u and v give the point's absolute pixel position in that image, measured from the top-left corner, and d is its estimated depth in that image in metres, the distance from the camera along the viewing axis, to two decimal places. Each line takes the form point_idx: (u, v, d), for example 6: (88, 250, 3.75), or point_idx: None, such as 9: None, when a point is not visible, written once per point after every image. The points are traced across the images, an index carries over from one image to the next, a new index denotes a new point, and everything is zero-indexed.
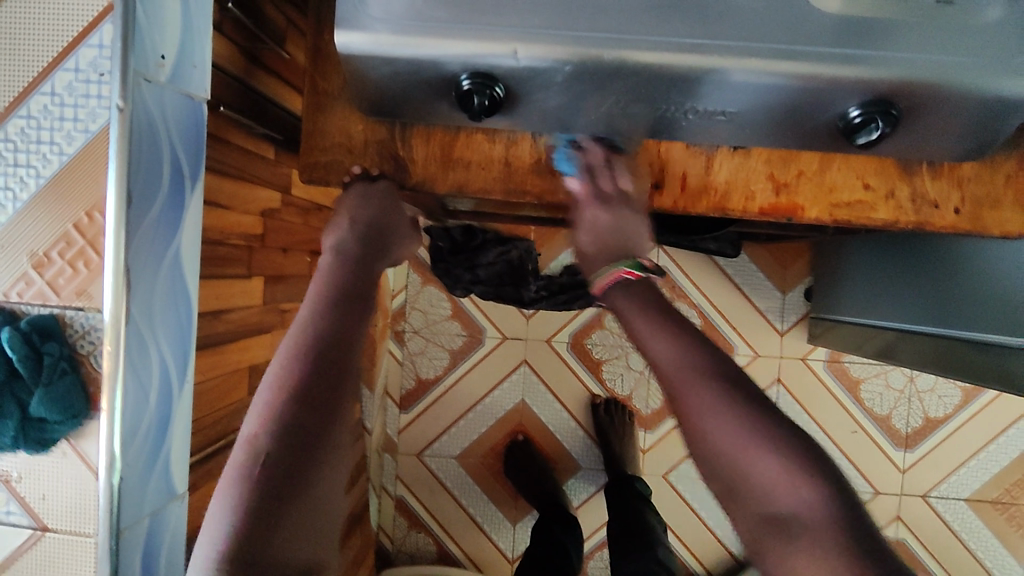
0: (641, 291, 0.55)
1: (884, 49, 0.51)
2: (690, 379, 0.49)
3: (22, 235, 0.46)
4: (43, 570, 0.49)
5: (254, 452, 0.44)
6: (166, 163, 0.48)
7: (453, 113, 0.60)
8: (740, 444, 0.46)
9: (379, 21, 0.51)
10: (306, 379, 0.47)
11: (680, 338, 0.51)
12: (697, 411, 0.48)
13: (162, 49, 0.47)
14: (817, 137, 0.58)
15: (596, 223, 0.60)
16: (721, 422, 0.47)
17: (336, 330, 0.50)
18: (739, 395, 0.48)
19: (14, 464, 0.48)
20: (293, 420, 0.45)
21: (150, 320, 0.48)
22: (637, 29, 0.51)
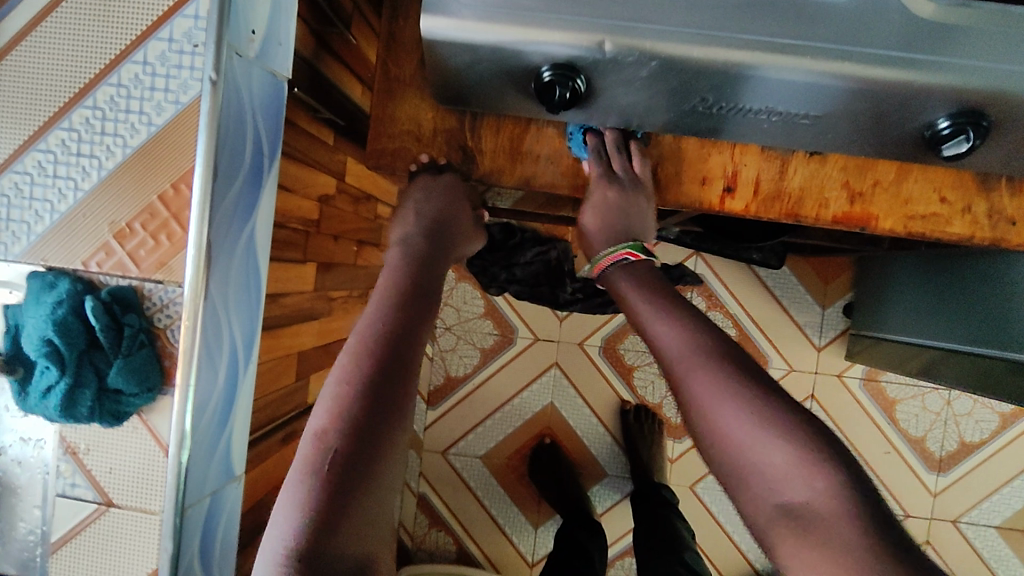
0: (642, 272, 0.59)
1: (976, 57, 0.49)
2: (690, 356, 0.49)
3: (105, 205, 0.47)
4: (104, 543, 0.49)
5: (324, 447, 0.42)
6: (249, 139, 0.48)
7: (524, 104, 0.59)
8: (738, 423, 0.46)
9: (466, 7, 0.51)
10: (372, 376, 0.46)
11: (686, 325, 0.52)
12: (698, 387, 0.48)
13: (253, 24, 0.46)
14: (900, 146, 0.57)
15: (604, 204, 0.62)
16: (722, 399, 0.47)
17: (401, 330, 0.50)
18: (744, 376, 0.48)
19: (83, 436, 0.49)
20: (362, 417, 0.44)
21: (226, 298, 0.48)
22: (725, 26, 0.50)
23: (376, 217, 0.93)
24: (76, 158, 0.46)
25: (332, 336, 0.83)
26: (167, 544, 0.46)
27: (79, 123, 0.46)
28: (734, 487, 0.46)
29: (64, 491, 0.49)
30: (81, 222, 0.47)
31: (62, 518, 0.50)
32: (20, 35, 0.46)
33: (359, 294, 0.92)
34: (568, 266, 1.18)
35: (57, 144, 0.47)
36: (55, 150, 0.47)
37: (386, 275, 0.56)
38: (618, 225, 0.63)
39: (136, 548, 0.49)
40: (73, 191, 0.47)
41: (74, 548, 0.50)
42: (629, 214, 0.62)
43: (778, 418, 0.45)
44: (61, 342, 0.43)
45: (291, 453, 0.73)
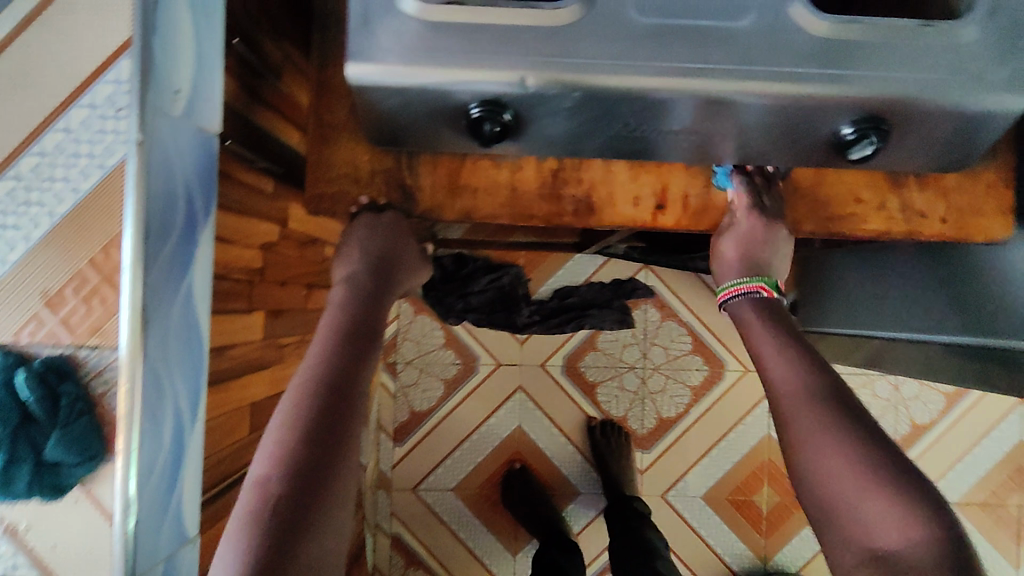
0: (772, 308, 0.62)
1: (871, 71, 0.53)
2: (797, 400, 0.52)
3: None
4: None
5: (266, 494, 0.43)
6: (180, 196, 0.48)
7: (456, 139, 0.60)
8: (835, 464, 0.47)
9: (390, 52, 0.52)
10: (314, 418, 0.47)
11: (798, 362, 0.54)
12: (800, 427, 0.50)
13: (178, 83, 0.46)
14: (812, 153, 0.61)
15: (749, 236, 0.63)
16: (825, 439, 0.48)
17: (343, 371, 0.51)
18: (849, 421, 0.49)
19: None
20: (304, 460, 0.44)
21: (166, 357, 0.47)
22: (639, 54, 0.53)
23: (324, 259, 0.93)
24: None
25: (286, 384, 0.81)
26: None
27: None
28: (825, 533, 0.47)
29: None
30: None
31: None
32: None
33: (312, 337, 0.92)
34: (522, 291, 1.22)
35: None
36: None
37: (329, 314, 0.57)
38: (756, 256, 0.64)
39: None
40: None
41: None
42: (773, 246, 0.64)
43: (880, 467, 0.46)
44: None
45: None
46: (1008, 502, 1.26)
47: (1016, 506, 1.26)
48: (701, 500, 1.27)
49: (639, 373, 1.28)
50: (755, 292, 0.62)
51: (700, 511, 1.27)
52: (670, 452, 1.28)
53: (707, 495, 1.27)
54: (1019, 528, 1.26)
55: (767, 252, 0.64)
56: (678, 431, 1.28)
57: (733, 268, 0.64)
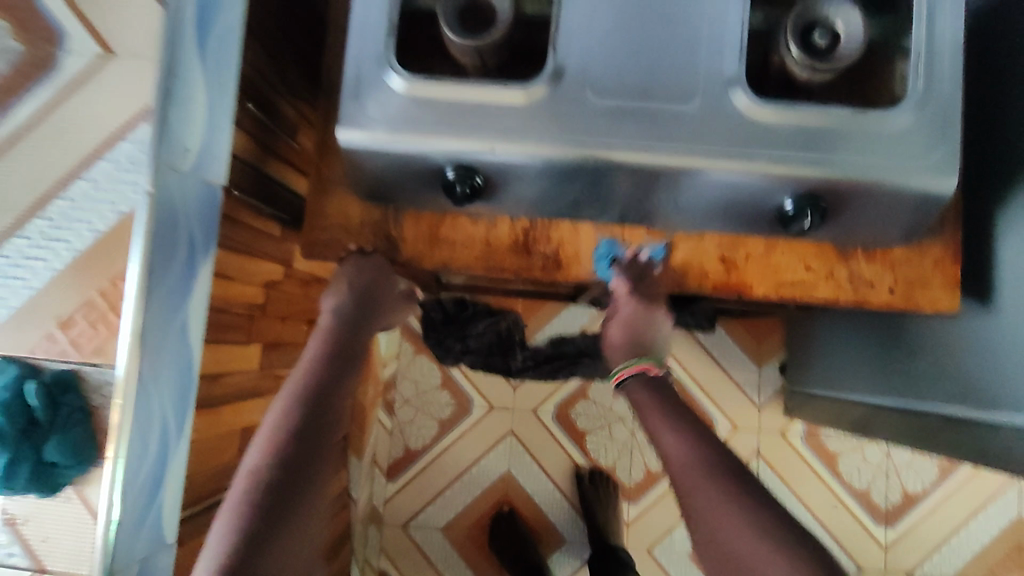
0: (659, 387, 0.66)
1: (826, 151, 0.58)
2: (694, 475, 0.56)
3: None
4: None
5: (252, 481, 0.57)
6: (183, 237, 0.55)
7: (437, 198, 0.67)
8: (715, 518, 0.54)
9: (376, 121, 0.60)
10: (296, 425, 0.61)
11: (690, 438, 0.59)
12: (687, 489, 0.56)
13: (188, 142, 0.55)
14: (763, 223, 0.65)
15: (626, 319, 0.69)
16: (706, 497, 0.55)
17: (322, 393, 0.65)
18: (737, 491, 0.55)
19: None
20: (285, 456, 0.59)
21: (157, 378, 0.53)
22: (596, 130, 0.59)
23: None
24: None
25: None
26: None
27: None
28: None
29: None
30: None
31: None
32: None
33: None
34: (519, 336, 1.29)
35: None
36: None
37: (308, 355, 0.68)
38: (637, 335, 0.69)
39: None
40: None
41: None
42: (650, 325, 0.70)
43: (776, 533, 0.52)
44: None
45: None
46: None
47: None
48: (687, 556, 1.27)
49: (629, 424, 1.30)
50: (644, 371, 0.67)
51: (686, 568, 1.27)
52: (657, 506, 1.28)
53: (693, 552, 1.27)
54: None
55: (652, 330, 0.70)
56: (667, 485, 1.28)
57: (620, 350, 0.70)
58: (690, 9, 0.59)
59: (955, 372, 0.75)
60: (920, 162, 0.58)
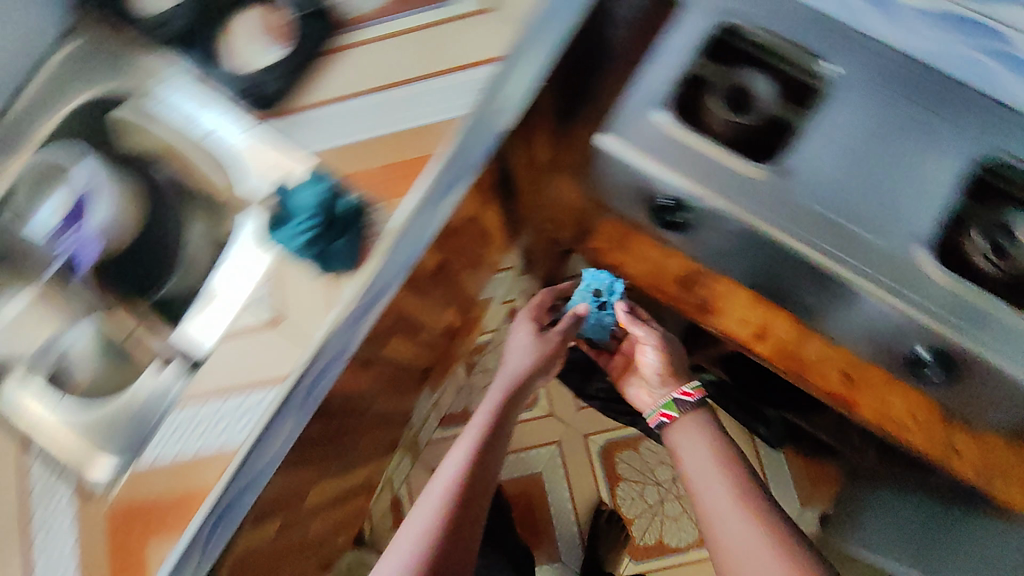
0: (704, 420, 0.83)
1: (981, 334, 0.65)
2: (709, 486, 0.75)
3: (368, 150, 0.69)
4: (255, 352, 0.66)
5: (429, 542, 0.72)
6: (477, 149, 0.69)
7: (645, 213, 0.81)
8: (718, 505, 0.73)
9: (631, 139, 0.75)
10: (468, 484, 0.78)
11: (721, 459, 0.77)
12: (700, 486, 0.76)
13: (511, 88, 0.69)
14: (892, 360, 0.75)
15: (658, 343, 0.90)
16: (716, 488, 0.74)
17: (485, 461, 0.81)
18: (749, 497, 0.73)
19: (285, 274, 0.67)
20: (458, 516, 0.75)
21: (409, 239, 0.67)
22: (798, 224, 0.70)
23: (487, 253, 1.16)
24: (364, 121, 0.70)
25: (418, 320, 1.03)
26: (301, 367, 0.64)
27: (380, 101, 0.71)
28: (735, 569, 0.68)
29: (253, 305, 0.67)
30: (347, 156, 0.70)
31: (239, 321, 0.67)
32: (377, 38, 0.72)
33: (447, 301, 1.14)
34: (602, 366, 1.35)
35: (360, 108, 0.71)
36: (366, 106, 0.71)
37: (485, 411, 0.87)
38: (673, 356, 0.91)
39: (273, 364, 0.65)
40: (350, 137, 0.70)
41: (233, 344, 0.66)
42: (676, 345, 0.92)
43: (775, 533, 0.69)
44: (319, 207, 0.64)
45: None
46: None
47: None
48: None
49: (662, 491, 1.37)
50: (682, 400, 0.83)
51: None
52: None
53: None
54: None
55: (674, 346, 0.92)
56: (669, 562, 1.35)
57: (652, 371, 0.90)
58: (916, 171, 0.69)
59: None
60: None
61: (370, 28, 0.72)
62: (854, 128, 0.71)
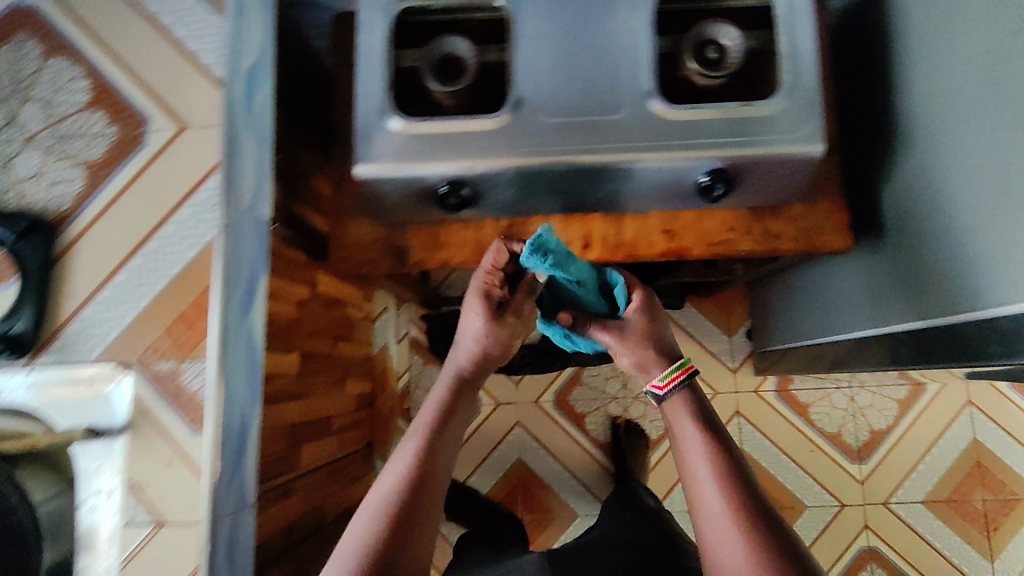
0: (693, 395, 0.75)
1: (722, 138, 0.76)
2: (705, 484, 0.66)
3: (141, 327, 0.82)
4: (153, 553, 0.78)
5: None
6: (246, 263, 0.72)
7: (699, 149, 0.76)
8: (718, 536, 0.62)
9: (385, 155, 0.78)
10: (388, 537, 0.61)
11: (703, 425, 0.72)
12: (695, 483, 0.67)
13: (246, 187, 0.72)
14: (684, 198, 0.83)
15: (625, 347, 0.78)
16: (704, 480, 0.67)
17: (413, 490, 0.67)
18: (730, 476, 0.66)
19: (140, 475, 0.80)
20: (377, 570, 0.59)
21: (235, 372, 0.70)
22: (548, 143, 0.78)
23: (344, 317, 1.20)
24: (121, 293, 0.83)
25: (315, 414, 1.05)
26: (203, 545, 0.67)
27: (131, 265, 0.83)
28: None
29: (131, 521, 0.79)
30: (138, 328, 0.82)
31: (128, 542, 0.79)
32: (98, 213, 0.83)
33: (335, 380, 1.16)
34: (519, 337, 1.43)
35: (117, 280, 0.83)
36: (124, 280, 0.83)
37: (405, 456, 0.71)
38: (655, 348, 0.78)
39: (183, 556, 0.78)
40: (122, 313, 0.82)
41: (147, 553, 0.79)
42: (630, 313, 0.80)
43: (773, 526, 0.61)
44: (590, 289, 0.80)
45: (292, 506, 0.92)
46: (973, 497, 1.38)
47: (981, 501, 1.38)
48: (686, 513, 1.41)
49: (622, 403, 1.46)
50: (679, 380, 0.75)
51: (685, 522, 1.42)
52: (665, 460, 1.43)
53: None
54: (986, 521, 1.37)
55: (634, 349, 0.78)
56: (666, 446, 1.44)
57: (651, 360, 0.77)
58: (609, 32, 0.78)
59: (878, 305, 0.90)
60: (801, 127, 0.75)
61: (85, 210, 0.83)
62: (553, 31, 0.79)
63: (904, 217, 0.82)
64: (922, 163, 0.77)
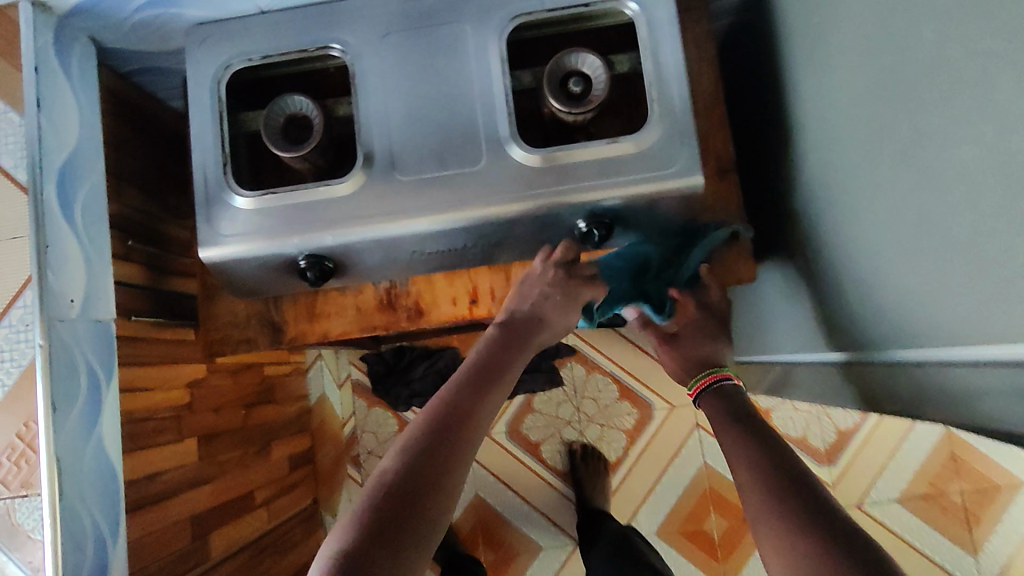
0: (727, 397, 0.71)
1: (595, 179, 0.70)
2: (744, 447, 0.61)
3: None
4: None
5: (365, 500, 0.51)
6: (82, 374, 0.66)
7: (626, 174, 0.69)
8: (756, 483, 0.56)
9: (232, 235, 0.72)
10: (434, 425, 0.58)
11: (737, 420, 0.65)
12: (735, 456, 0.61)
13: (71, 294, 0.67)
14: (570, 242, 0.77)
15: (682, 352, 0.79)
16: (734, 444, 0.62)
17: (472, 397, 0.62)
18: (770, 450, 0.60)
19: None
20: (404, 481, 0.53)
21: (82, 496, 0.65)
22: (404, 202, 0.71)
23: (260, 380, 1.14)
24: None
25: (228, 493, 0.97)
26: None
27: None
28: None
29: None
30: None
31: None
32: None
33: (256, 449, 1.09)
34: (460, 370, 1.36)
35: None
36: None
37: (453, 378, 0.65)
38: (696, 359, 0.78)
39: None
40: None
41: None
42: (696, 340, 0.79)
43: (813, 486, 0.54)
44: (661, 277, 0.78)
45: None
46: (950, 490, 1.32)
47: (958, 494, 1.31)
48: (655, 536, 1.34)
49: (576, 426, 1.39)
50: (716, 384, 0.72)
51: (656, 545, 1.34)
52: (628, 482, 1.36)
53: (660, 530, 1.35)
54: (966, 514, 1.31)
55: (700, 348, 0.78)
56: (628, 466, 1.37)
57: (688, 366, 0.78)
58: (459, 76, 0.72)
59: (802, 328, 0.82)
60: (678, 158, 0.69)
61: None
62: (397, 81, 0.73)
63: (816, 237, 0.73)
64: (813, 182, 0.71)
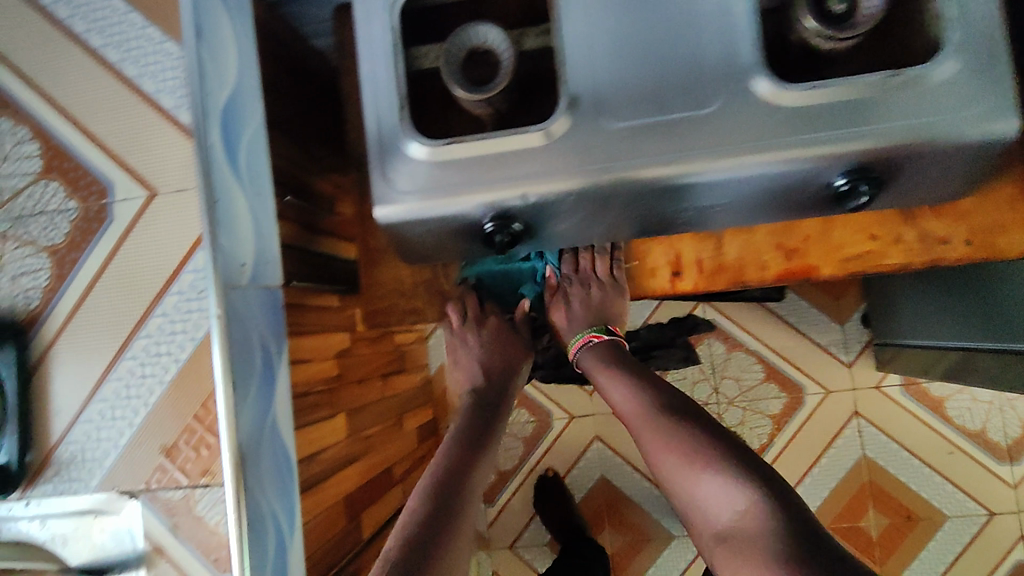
0: (609, 347, 0.79)
1: (872, 122, 0.55)
2: (639, 410, 0.68)
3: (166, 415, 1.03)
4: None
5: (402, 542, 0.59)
6: (257, 348, 0.58)
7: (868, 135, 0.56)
8: (655, 439, 0.64)
9: (408, 192, 0.61)
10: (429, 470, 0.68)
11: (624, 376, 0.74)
12: (633, 423, 0.68)
13: (241, 257, 0.58)
14: (809, 201, 0.64)
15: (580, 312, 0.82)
16: (623, 403, 0.71)
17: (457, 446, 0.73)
18: (665, 398, 0.68)
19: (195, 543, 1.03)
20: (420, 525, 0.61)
21: (264, 484, 0.57)
22: (619, 152, 0.59)
23: (393, 349, 1.06)
24: (152, 374, 1.03)
25: (374, 471, 0.90)
26: None
27: (158, 344, 1.03)
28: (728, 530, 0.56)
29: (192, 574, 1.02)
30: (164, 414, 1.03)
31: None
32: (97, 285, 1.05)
33: (392, 422, 1.02)
34: None
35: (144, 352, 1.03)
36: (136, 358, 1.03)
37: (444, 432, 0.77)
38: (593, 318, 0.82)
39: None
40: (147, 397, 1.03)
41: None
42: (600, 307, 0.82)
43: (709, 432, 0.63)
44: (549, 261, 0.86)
45: None
46: None
47: None
48: None
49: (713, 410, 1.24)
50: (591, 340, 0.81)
51: None
52: None
53: None
54: None
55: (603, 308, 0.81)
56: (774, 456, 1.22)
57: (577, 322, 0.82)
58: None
59: None
60: (976, 99, 0.55)
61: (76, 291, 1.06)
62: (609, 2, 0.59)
63: None
64: None
